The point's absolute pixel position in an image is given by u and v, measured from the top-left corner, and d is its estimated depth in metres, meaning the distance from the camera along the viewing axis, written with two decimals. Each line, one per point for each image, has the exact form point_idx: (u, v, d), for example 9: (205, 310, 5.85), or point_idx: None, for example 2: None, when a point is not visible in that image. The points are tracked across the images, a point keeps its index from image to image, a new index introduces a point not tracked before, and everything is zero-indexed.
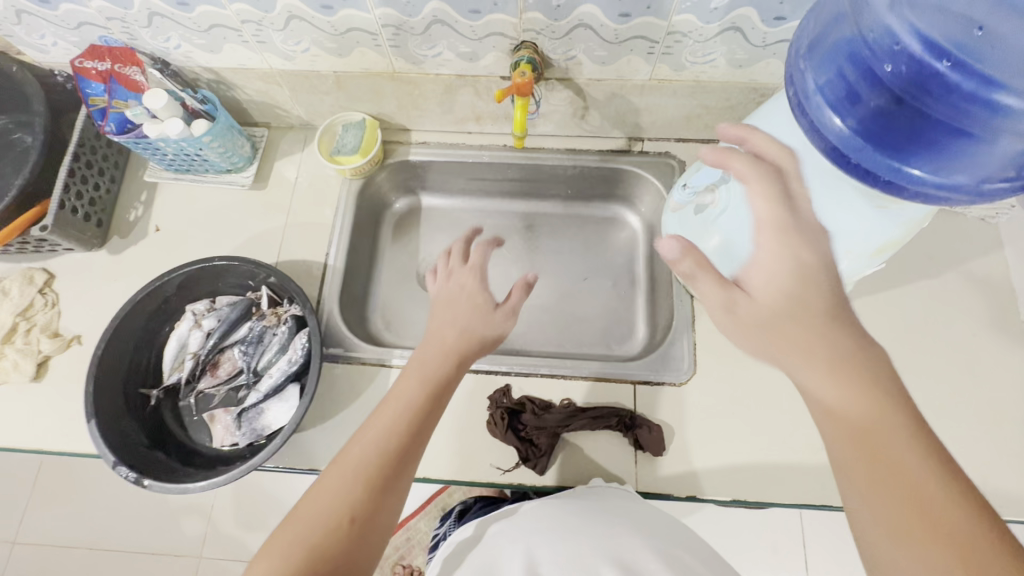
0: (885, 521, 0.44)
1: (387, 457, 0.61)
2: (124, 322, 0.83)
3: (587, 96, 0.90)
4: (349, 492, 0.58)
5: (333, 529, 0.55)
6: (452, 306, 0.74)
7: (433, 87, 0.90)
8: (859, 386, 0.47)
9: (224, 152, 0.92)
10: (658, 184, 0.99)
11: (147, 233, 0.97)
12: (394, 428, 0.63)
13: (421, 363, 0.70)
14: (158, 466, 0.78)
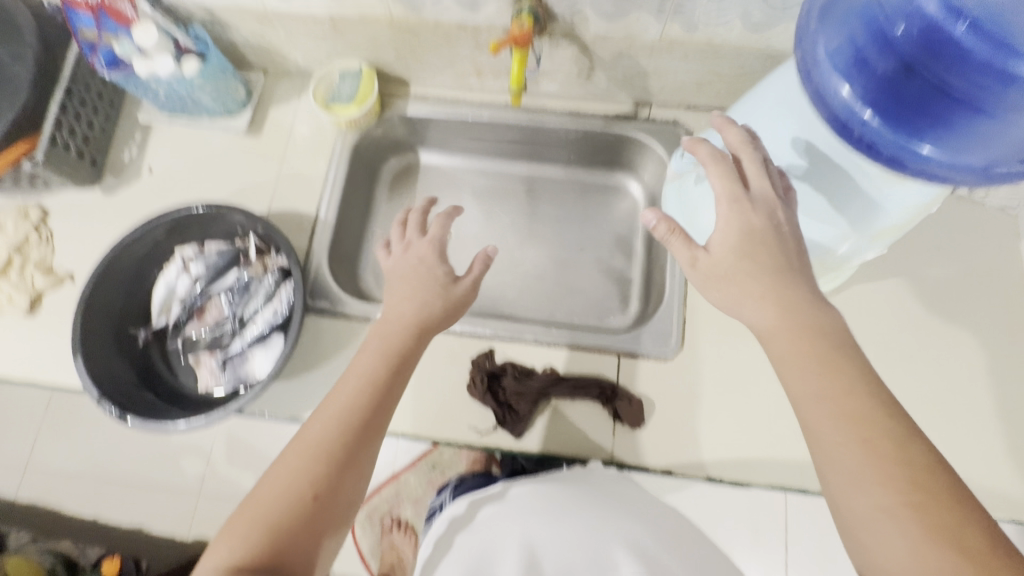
0: (843, 458, 0.45)
1: (349, 432, 0.57)
2: (112, 263, 0.84)
3: (593, 54, 0.85)
4: (308, 465, 0.54)
5: (287, 504, 0.51)
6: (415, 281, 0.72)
7: (432, 37, 0.86)
8: (848, 376, 0.48)
9: (217, 95, 0.90)
10: (663, 154, 0.95)
11: (141, 174, 0.97)
12: (355, 403, 0.60)
13: (384, 334, 0.67)
14: (143, 405, 0.81)
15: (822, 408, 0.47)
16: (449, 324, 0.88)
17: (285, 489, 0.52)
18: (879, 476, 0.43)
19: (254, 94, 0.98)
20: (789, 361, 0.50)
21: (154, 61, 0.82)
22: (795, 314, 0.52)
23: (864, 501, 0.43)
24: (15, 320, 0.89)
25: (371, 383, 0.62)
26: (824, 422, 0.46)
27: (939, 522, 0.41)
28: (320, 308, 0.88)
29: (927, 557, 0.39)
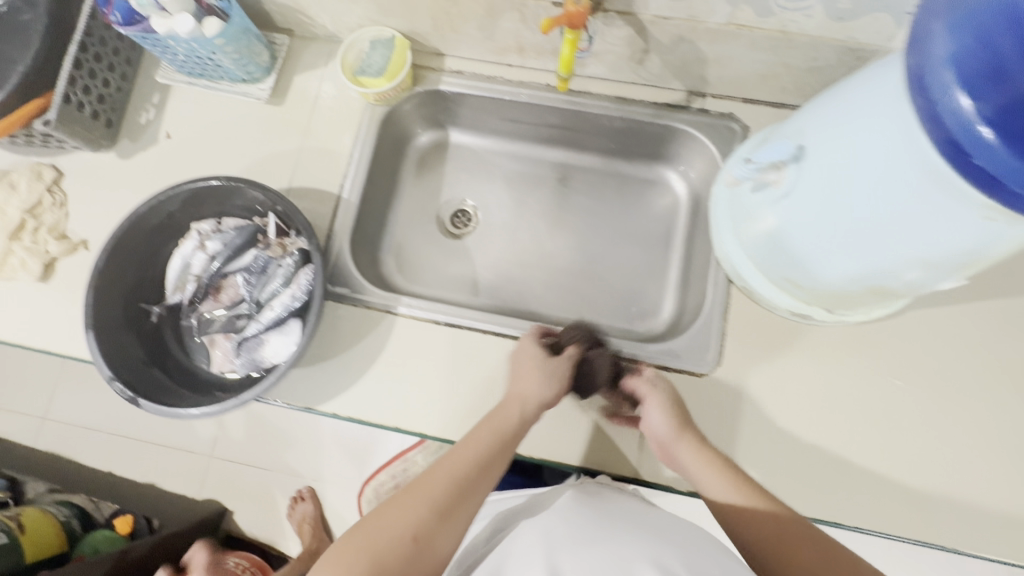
0: (755, 539, 0.63)
1: (465, 476, 0.66)
2: (126, 237, 0.80)
3: (649, 36, 0.77)
4: (427, 505, 0.62)
5: (396, 542, 0.59)
6: (530, 374, 0.75)
7: (473, 7, 0.78)
8: (729, 477, 0.67)
9: (239, 58, 0.84)
10: (714, 150, 0.87)
11: (158, 138, 0.92)
12: (460, 474, 0.66)
13: (506, 401, 0.72)
14: (155, 387, 0.78)
15: (716, 488, 0.67)
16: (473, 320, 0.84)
17: (399, 534, 0.60)
18: (741, 488, 0.66)
19: (278, 59, 0.91)
20: (687, 464, 0.69)
21: (173, 19, 0.75)
22: (702, 450, 0.69)
23: (722, 496, 0.66)
24: (29, 286, 0.87)
25: (525, 413, 0.72)
26: (699, 454, 0.69)
27: (788, 523, 0.63)
28: (339, 294, 0.85)
29: (729, 488, 0.66)
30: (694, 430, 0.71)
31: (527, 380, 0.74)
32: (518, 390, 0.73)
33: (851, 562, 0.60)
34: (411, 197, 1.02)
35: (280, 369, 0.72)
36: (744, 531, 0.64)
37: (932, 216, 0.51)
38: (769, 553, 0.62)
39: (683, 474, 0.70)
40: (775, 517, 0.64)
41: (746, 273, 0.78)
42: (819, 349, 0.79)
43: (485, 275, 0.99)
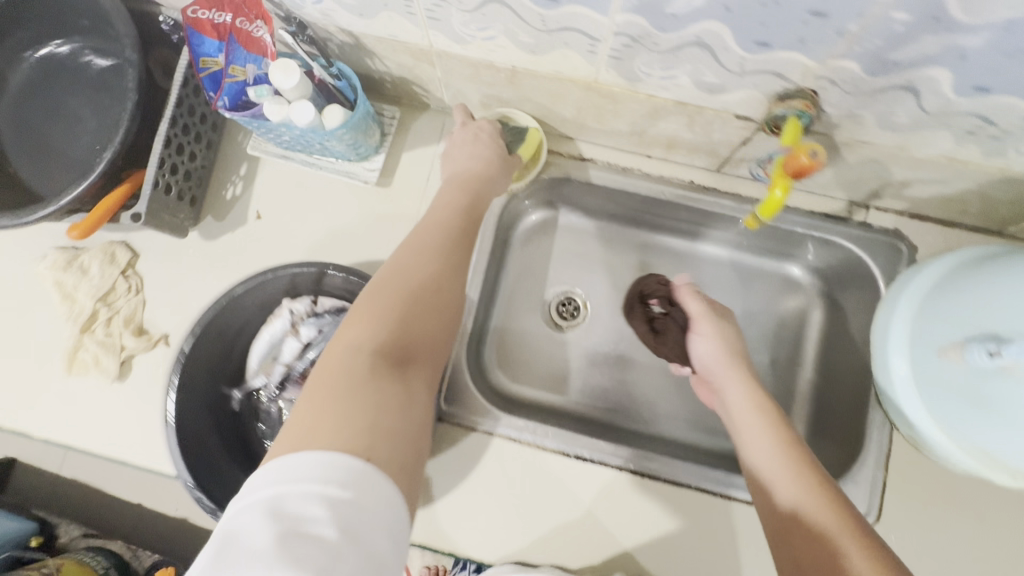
0: (801, 505, 0.56)
1: (408, 295, 0.53)
2: (217, 317, 0.72)
3: (835, 154, 0.67)
4: (374, 328, 0.49)
5: (362, 363, 0.46)
6: (453, 217, 0.65)
7: (635, 107, 0.68)
8: (806, 473, 0.59)
9: (353, 144, 0.73)
10: (875, 270, 0.79)
11: (247, 218, 0.81)
12: (401, 294, 0.53)
13: (424, 242, 0.60)
14: (229, 490, 0.71)
15: (764, 453, 0.63)
16: (605, 454, 0.74)
17: (351, 347, 0.47)
18: (806, 475, 0.59)
19: (387, 134, 0.80)
20: (748, 446, 0.66)
21: (291, 107, 0.65)
22: (768, 437, 0.64)
23: (769, 464, 0.62)
24: (102, 384, 0.77)
25: (436, 297, 0.55)
26: (752, 418, 0.67)
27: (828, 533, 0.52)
28: (448, 413, 0.75)
29: (803, 493, 0.57)
30: (757, 386, 0.71)
31: (461, 240, 0.63)
32: (424, 243, 0.60)
33: (882, 566, 0.48)
34: (514, 283, 0.92)
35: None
36: (794, 491, 0.58)
37: None
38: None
39: (749, 459, 0.65)
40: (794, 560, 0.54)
41: (922, 430, 0.69)
42: (984, 508, 0.72)
43: (594, 376, 0.91)
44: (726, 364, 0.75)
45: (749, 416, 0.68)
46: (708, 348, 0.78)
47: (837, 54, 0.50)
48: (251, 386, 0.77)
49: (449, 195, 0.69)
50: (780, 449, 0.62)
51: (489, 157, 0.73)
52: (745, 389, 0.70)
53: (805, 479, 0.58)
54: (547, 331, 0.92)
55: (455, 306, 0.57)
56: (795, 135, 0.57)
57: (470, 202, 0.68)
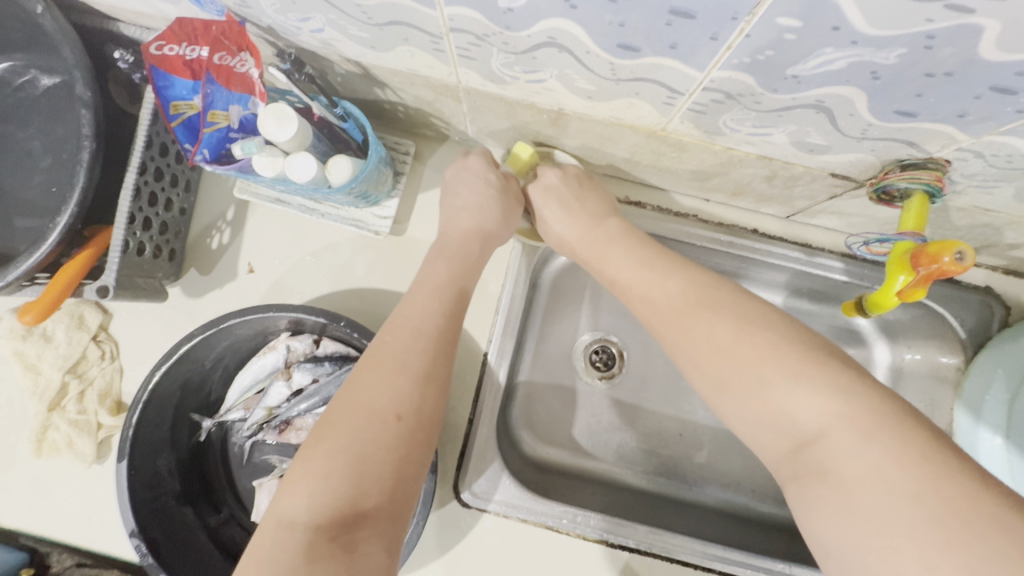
0: (831, 459, 0.36)
1: (365, 427, 0.43)
2: (199, 345, 0.59)
3: (942, 217, 0.56)
4: (315, 489, 0.40)
5: (294, 547, 0.38)
6: (429, 304, 0.53)
7: (705, 157, 0.56)
8: (788, 359, 0.40)
9: (362, 194, 0.61)
10: (963, 332, 0.69)
11: (237, 271, 0.69)
12: (358, 427, 0.43)
13: (388, 340, 0.50)
14: (182, 546, 0.59)
15: (775, 374, 0.40)
16: (655, 540, 0.66)
17: (287, 520, 0.39)
18: (806, 377, 0.39)
19: (401, 174, 0.68)
20: (728, 403, 0.43)
21: (287, 160, 0.52)
22: (770, 363, 0.41)
23: (790, 380, 0.39)
24: (75, 467, 0.67)
25: (400, 421, 0.45)
26: (721, 359, 0.43)
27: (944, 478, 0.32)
28: (473, 498, 0.66)
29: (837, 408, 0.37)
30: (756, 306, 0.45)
31: (436, 332, 0.51)
32: (394, 344, 0.49)
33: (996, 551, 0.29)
34: (544, 333, 0.81)
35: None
36: (808, 411, 0.38)
37: None
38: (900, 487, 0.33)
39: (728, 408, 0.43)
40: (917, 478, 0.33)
41: None
42: None
43: (631, 436, 0.81)
44: (624, 250, 0.55)
45: (722, 339, 0.44)
46: (565, 223, 0.61)
47: (1000, 129, 0.39)
48: (224, 418, 0.65)
49: (426, 277, 0.57)
50: (798, 383, 0.39)
51: (484, 205, 0.62)
52: (726, 308, 0.45)
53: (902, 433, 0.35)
54: (579, 386, 0.82)
55: (421, 424, 0.46)
56: (920, 215, 0.47)
57: (449, 283, 0.56)
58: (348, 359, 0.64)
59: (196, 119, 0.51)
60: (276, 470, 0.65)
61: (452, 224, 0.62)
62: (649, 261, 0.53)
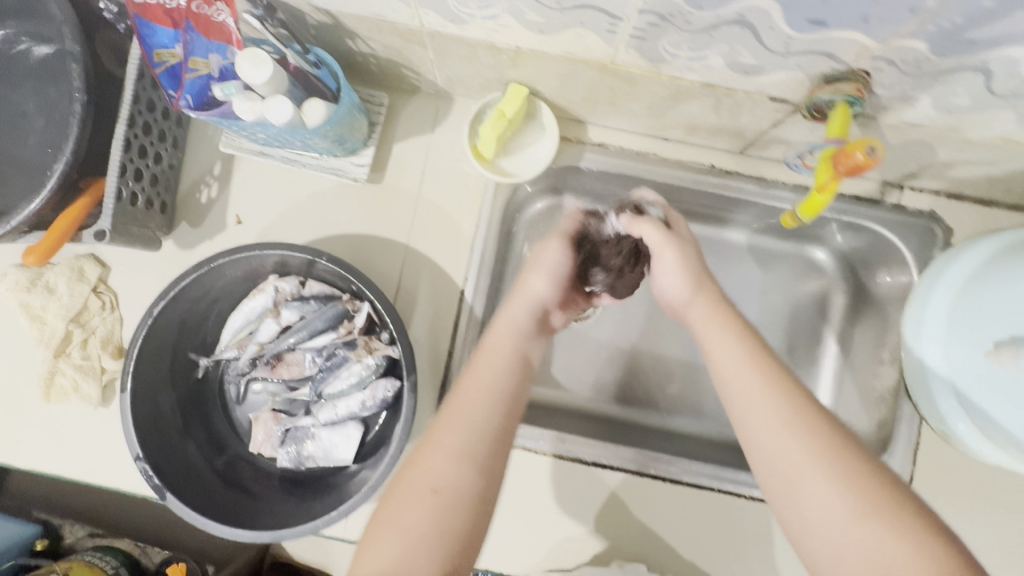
0: (833, 508, 0.40)
1: (434, 499, 0.44)
2: (192, 285, 0.63)
3: (878, 137, 0.61)
4: (398, 569, 0.41)
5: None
6: (491, 356, 0.54)
7: (655, 89, 0.60)
8: (785, 399, 0.46)
9: (338, 140, 0.65)
10: (909, 255, 0.73)
11: (226, 222, 0.73)
12: (421, 494, 0.44)
13: (467, 386, 0.52)
14: (187, 472, 0.64)
15: (767, 415, 0.46)
16: (629, 460, 0.73)
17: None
18: (811, 460, 0.42)
19: (376, 124, 0.72)
20: (739, 421, 0.48)
21: (265, 104, 0.56)
22: (773, 404, 0.46)
23: (779, 424, 0.45)
24: (81, 410, 0.72)
25: (438, 495, 0.44)
26: (769, 445, 0.45)
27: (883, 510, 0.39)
28: None
29: (816, 454, 0.42)
30: (762, 347, 0.51)
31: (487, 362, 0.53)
32: (474, 379, 0.52)
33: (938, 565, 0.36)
34: (521, 278, 0.86)
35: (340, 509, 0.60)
36: (783, 461, 0.44)
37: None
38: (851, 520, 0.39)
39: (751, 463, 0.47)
40: (857, 511, 0.39)
41: (956, 427, 0.66)
42: (1014, 497, 0.71)
43: (607, 372, 0.86)
44: (684, 260, 0.59)
45: (733, 357, 0.50)
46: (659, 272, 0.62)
47: (903, 33, 0.43)
48: (218, 357, 0.69)
49: (499, 317, 0.60)
50: (792, 439, 0.44)
51: (556, 235, 0.65)
52: (738, 347, 0.51)
53: (852, 484, 0.41)
54: (556, 328, 0.86)
55: (467, 494, 0.45)
56: (843, 125, 0.51)
57: (514, 348, 0.56)
58: (332, 297, 0.69)
59: (179, 68, 0.56)
60: (269, 401, 0.71)
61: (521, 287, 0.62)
62: (684, 265, 0.59)
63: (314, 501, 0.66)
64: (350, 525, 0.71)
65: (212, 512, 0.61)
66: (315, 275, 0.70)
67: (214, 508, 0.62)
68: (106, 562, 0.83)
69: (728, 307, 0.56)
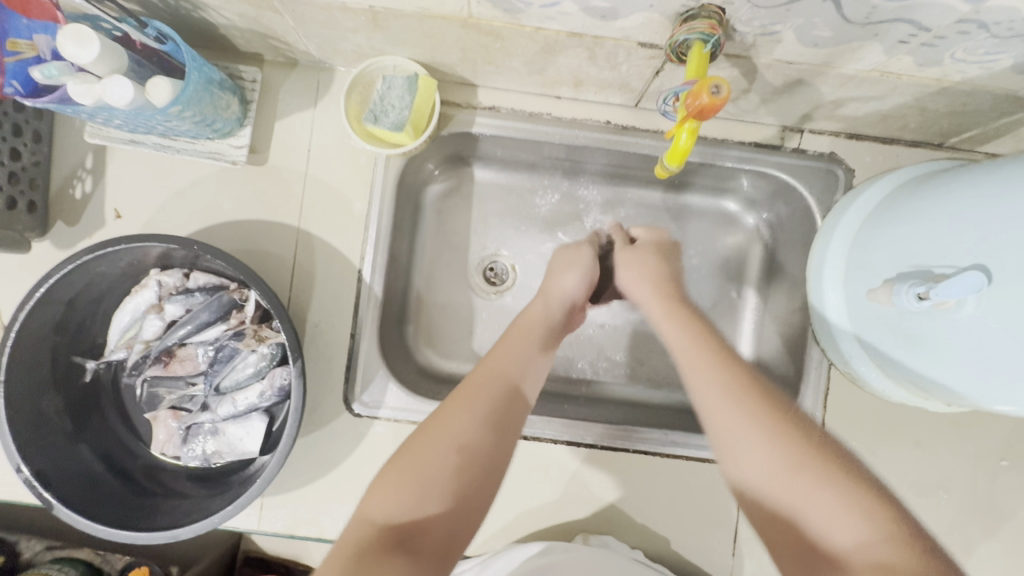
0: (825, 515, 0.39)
1: (441, 450, 0.47)
2: (60, 285, 0.60)
3: (759, 78, 0.59)
4: (392, 497, 0.45)
5: (366, 540, 0.42)
6: (519, 341, 0.59)
7: (525, 43, 0.57)
8: (718, 375, 0.50)
9: (201, 121, 0.61)
10: (813, 199, 0.72)
11: (104, 218, 0.69)
12: (436, 449, 0.47)
13: (479, 372, 0.55)
14: (79, 478, 0.62)
15: (708, 401, 0.49)
16: (536, 429, 0.72)
17: (368, 518, 0.44)
18: (794, 471, 0.42)
19: (250, 103, 0.69)
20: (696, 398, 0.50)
21: (102, 86, 0.52)
22: (740, 418, 0.46)
23: (717, 407, 0.48)
24: None
25: (462, 454, 0.47)
26: (724, 415, 0.47)
27: (814, 465, 0.42)
28: (361, 405, 0.69)
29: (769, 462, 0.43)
30: (702, 324, 0.57)
31: (518, 343, 0.59)
32: (493, 363, 0.56)
33: (854, 502, 0.39)
34: (434, 254, 0.81)
35: (232, 503, 0.59)
36: (731, 423, 0.47)
37: (938, 368, 0.53)
38: (783, 471, 0.42)
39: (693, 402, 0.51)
40: (791, 462, 0.43)
41: (857, 366, 0.66)
42: (924, 432, 0.72)
43: None
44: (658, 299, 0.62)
45: (679, 339, 0.55)
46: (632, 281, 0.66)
47: None
48: (107, 359, 0.67)
49: (524, 312, 0.65)
50: (771, 451, 0.44)
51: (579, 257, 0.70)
52: (687, 334, 0.55)
53: (785, 440, 0.44)
54: (476, 303, 0.82)
55: (484, 454, 0.48)
56: (702, 66, 0.49)
57: (525, 366, 0.56)
58: (220, 288, 0.67)
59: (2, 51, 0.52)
60: (166, 401, 0.68)
61: (555, 284, 0.68)
62: (656, 291, 0.63)
63: (217, 496, 0.64)
64: (263, 517, 0.68)
65: (106, 518, 0.59)
66: (201, 266, 0.67)
67: (108, 514, 0.60)
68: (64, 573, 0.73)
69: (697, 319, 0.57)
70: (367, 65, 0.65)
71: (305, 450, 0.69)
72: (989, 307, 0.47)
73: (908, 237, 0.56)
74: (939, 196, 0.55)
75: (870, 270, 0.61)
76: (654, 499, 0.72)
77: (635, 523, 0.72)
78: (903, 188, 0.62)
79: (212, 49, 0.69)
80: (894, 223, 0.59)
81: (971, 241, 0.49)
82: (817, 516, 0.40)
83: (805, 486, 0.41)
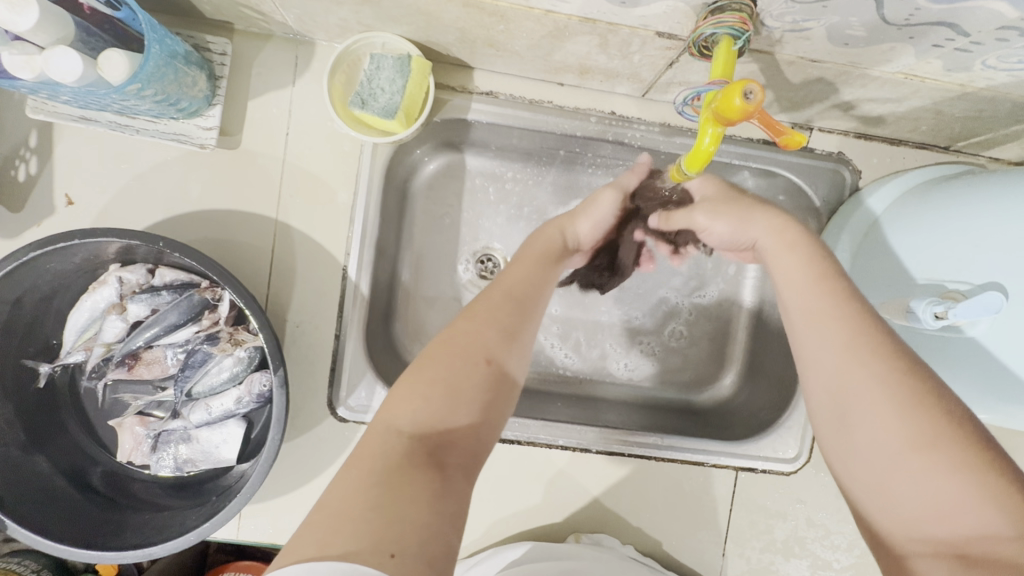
0: (935, 499, 0.33)
1: (473, 362, 0.42)
2: (3, 285, 0.53)
3: (778, 75, 0.55)
4: (424, 404, 0.39)
5: (393, 450, 0.37)
6: (530, 264, 0.52)
7: (532, 26, 0.52)
8: (874, 365, 0.38)
9: (162, 100, 0.54)
10: (818, 199, 0.70)
11: (51, 203, 0.62)
12: (466, 352, 0.42)
13: (494, 287, 0.48)
14: (35, 495, 0.57)
15: (819, 342, 0.41)
16: (532, 433, 0.70)
17: (394, 426, 0.38)
18: (923, 451, 0.34)
19: (220, 79, 0.62)
20: (797, 350, 0.43)
21: (44, 58, 0.45)
22: (878, 397, 0.37)
23: (782, 277, 0.46)
24: None
25: (489, 366, 0.42)
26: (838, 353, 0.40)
27: (948, 446, 0.34)
28: (345, 411, 0.64)
29: (862, 372, 0.38)
30: (831, 266, 0.45)
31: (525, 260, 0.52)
32: (511, 282, 0.49)
33: (985, 490, 0.33)
34: (422, 244, 0.74)
35: (210, 520, 0.54)
36: (855, 384, 0.38)
37: (946, 379, 0.53)
38: (899, 451, 0.35)
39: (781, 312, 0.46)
40: (914, 441, 0.35)
41: None
42: None
43: None
44: (784, 246, 0.48)
45: (801, 308, 0.43)
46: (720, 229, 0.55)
47: None
48: (62, 362, 0.61)
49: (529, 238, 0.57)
50: (893, 411, 0.36)
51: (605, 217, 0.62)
52: (795, 258, 0.46)
53: (926, 410, 0.35)
54: (465, 298, 0.75)
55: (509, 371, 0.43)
56: (728, 65, 0.45)
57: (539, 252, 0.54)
58: (190, 286, 0.61)
59: None
60: (132, 407, 0.63)
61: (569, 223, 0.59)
62: (739, 212, 0.53)
63: (190, 509, 0.59)
64: (242, 527, 0.64)
65: (68, 537, 0.55)
66: (168, 261, 0.61)
67: (72, 533, 0.55)
68: (24, 566, 0.66)
69: (797, 229, 0.49)
70: (353, 42, 0.59)
71: (284, 457, 0.65)
72: (1005, 325, 0.47)
73: (914, 249, 0.55)
74: (953, 209, 0.52)
75: (900, 231, 0.58)
76: (647, 500, 0.71)
77: (628, 525, 0.71)
78: (916, 189, 0.60)
79: (176, 15, 0.61)
80: (901, 230, 0.58)
81: (988, 258, 0.47)
82: (914, 487, 0.34)
83: (920, 469, 0.34)
